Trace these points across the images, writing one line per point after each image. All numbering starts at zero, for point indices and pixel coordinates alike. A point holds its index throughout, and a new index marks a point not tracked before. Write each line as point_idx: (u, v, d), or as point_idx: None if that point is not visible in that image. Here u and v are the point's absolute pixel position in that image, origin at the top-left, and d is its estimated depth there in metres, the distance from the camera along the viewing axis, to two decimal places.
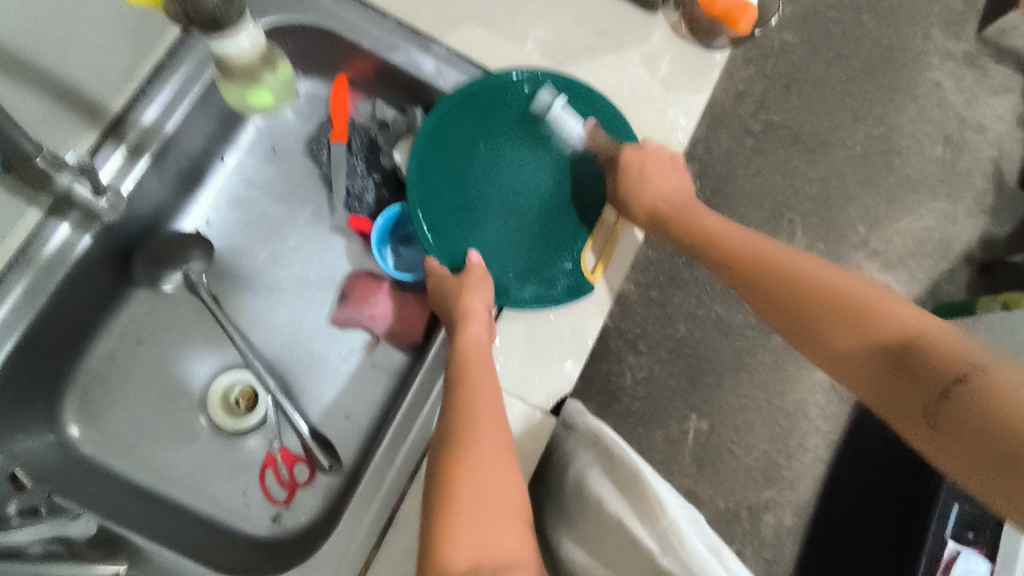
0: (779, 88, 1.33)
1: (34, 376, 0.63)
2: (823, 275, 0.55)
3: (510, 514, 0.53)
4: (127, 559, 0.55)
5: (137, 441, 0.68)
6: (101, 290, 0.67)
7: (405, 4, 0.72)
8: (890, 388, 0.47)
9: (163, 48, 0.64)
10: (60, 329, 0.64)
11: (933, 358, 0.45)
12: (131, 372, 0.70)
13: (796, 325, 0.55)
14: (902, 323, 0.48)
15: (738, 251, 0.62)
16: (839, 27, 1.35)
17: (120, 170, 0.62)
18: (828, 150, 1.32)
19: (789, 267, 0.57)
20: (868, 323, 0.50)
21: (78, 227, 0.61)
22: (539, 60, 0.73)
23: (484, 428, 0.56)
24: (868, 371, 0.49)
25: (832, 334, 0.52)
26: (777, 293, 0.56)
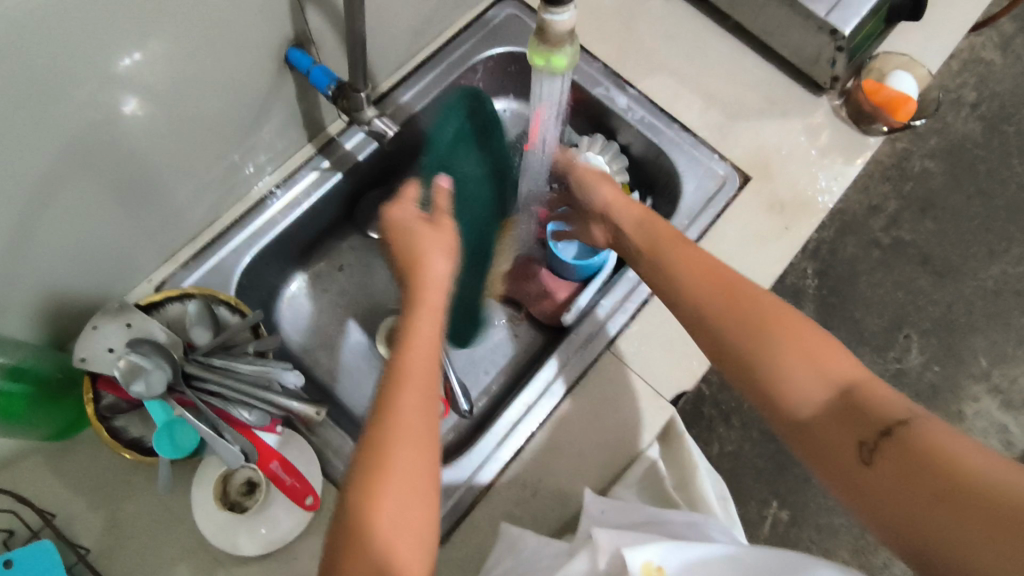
0: (912, 210, 1.21)
1: (270, 271, 0.80)
2: (777, 321, 0.54)
3: (421, 456, 0.48)
4: (325, 407, 0.67)
5: (322, 344, 0.83)
6: (331, 220, 0.84)
7: (613, 51, 0.89)
8: (828, 455, 0.49)
9: (428, 53, 0.85)
10: (297, 239, 0.81)
11: (876, 401, 0.49)
12: (328, 290, 0.85)
13: (752, 340, 0.54)
14: (834, 372, 0.51)
15: (700, 279, 0.59)
16: (985, 165, 1.26)
17: (362, 142, 0.80)
18: (957, 278, 1.21)
19: (760, 300, 0.56)
20: (818, 349, 0.52)
21: (334, 164, 0.79)
22: (713, 114, 0.87)
23: (409, 397, 0.49)
24: (820, 435, 0.50)
25: (804, 384, 0.51)
26: (726, 347, 0.55)
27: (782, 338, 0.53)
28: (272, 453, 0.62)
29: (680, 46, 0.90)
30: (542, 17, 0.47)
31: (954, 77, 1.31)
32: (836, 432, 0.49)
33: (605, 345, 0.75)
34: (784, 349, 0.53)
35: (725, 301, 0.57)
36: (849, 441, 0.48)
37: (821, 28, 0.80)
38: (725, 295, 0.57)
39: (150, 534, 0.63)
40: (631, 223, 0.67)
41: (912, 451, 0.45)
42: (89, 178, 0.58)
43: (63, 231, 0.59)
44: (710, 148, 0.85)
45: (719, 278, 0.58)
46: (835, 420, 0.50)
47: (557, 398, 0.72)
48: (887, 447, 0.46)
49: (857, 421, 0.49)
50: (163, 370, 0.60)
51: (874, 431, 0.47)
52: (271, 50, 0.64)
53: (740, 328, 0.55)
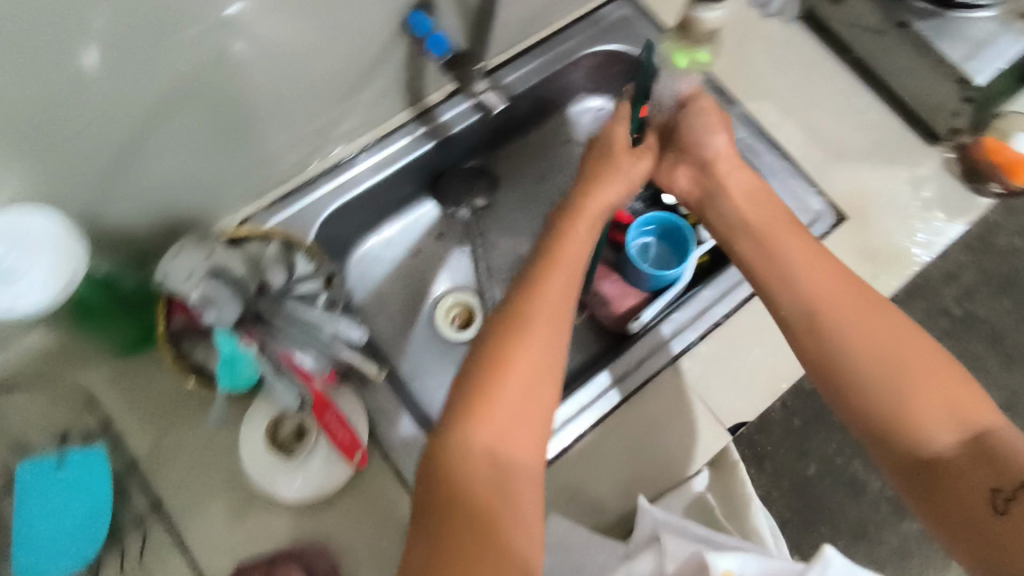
0: (992, 284, 1.14)
1: (344, 229, 0.80)
2: (909, 355, 0.51)
3: (545, 376, 0.51)
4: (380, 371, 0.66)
5: (380, 310, 0.83)
6: (412, 188, 0.84)
7: (722, 68, 0.87)
8: (939, 499, 0.47)
9: (537, 40, 0.84)
10: (377, 201, 0.81)
11: (1012, 453, 0.46)
12: (395, 257, 0.86)
13: (880, 373, 0.50)
14: (963, 415, 0.48)
15: (825, 301, 0.54)
16: None
17: (458, 118, 0.80)
18: None
19: (899, 331, 0.52)
20: (955, 389, 0.49)
21: (427, 134, 0.79)
22: (814, 147, 0.84)
23: (544, 309, 0.54)
24: (932, 478, 0.48)
25: (936, 426, 0.48)
26: (844, 374, 0.52)
27: (911, 373, 0.50)
28: (328, 403, 0.62)
29: (790, 73, 0.87)
30: (691, 12, 0.46)
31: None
32: (961, 475, 0.47)
33: (668, 361, 0.73)
34: (912, 385, 0.49)
35: (856, 323, 0.53)
36: (976, 489, 0.46)
37: (949, 76, 0.76)
38: (859, 321, 0.53)
39: (195, 461, 0.63)
40: (747, 199, 0.62)
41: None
42: (201, 105, 0.59)
43: (168, 152, 0.60)
44: (807, 181, 0.82)
45: (859, 302, 0.54)
46: (958, 464, 0.47)
47: (610, 406, 0.71)
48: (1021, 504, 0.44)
49: (990, 468, 0.46)
50: (235, 304, 0.62)
51: (1009, 482, 0.45)
52: (393, 11, 0.65)
53: (870, 358, 0.51)
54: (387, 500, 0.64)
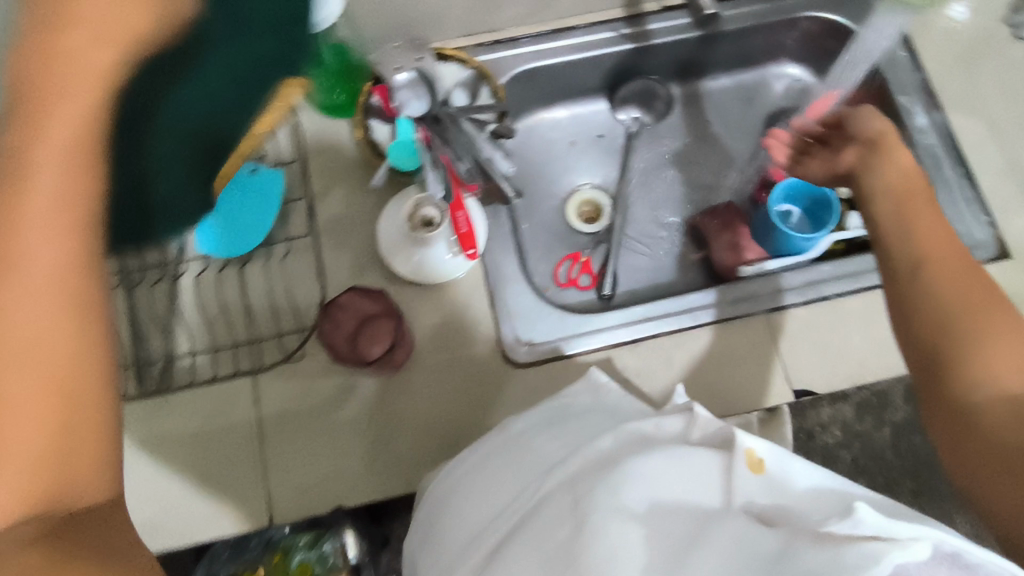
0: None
1: (526, 95, 0.89)
2: (999, 311, 0.49)
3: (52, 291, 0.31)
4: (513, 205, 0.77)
5: (527, 176, 0.92)
6: (596, 82, 0.91)
7: (942, 73, 0.84)
8: (977, 440, 0.45)
9: None
10: (562, 80, 0.89)
11: None
12: (556, 139, 0.94)
13: (963, 326, 0.49)
14: None
15: (932, 254, 0.54)
16: None
17: (664, 31, 0.86)
18: None
19: (996, 298, 0.50)
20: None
21: (631, 35, 0.85)
22: (1008, 179, 0.79)
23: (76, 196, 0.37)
24: (978, 419, 0.45)
25: (1005, 373, 0.45)
26: (925, 310, 0.51)
27: (995, 325, 0.48)
28: (462, 205, 0.71)
29: (1015, 101, 0.83)
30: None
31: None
32: (1006, 429, 0.44)
33: (762, 310, 0.76)
34: (994, 336, 0.47)
35: (948, 275, 0.52)
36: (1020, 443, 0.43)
37: None
38: (960, 274, 0.52)
39: (347, 215, 0.76)
40: (900, 173, 0.62)
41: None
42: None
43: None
44: (984, 209, 0.78)
45: (963, 262, 0.53)
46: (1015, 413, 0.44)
47: (694, 324, 0.75)
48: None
49: None
50: (422, 103, 0.75)
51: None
52: None
53: (957, 305, 0.50)
54: (476, 308, 0.74)
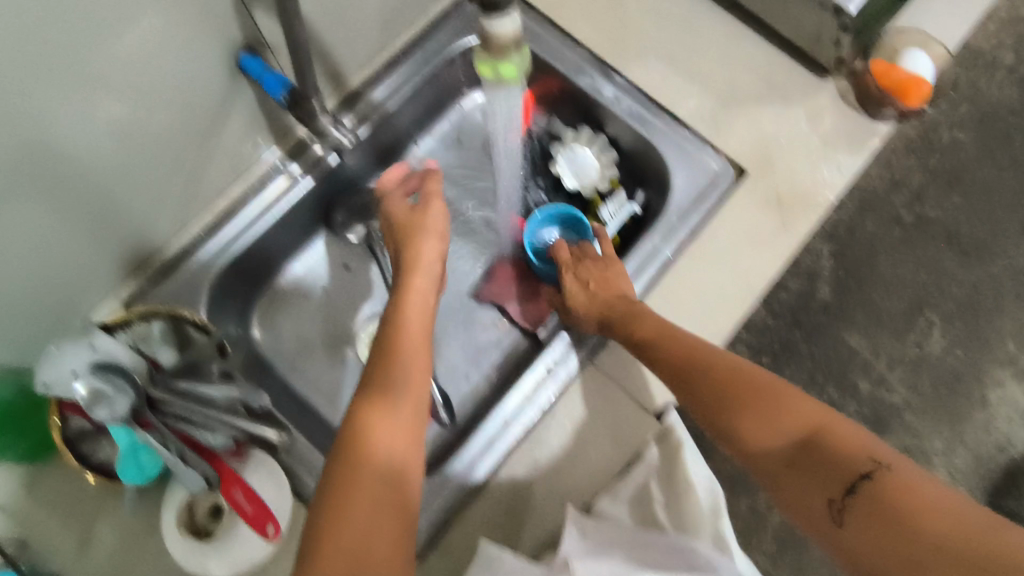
0: (941, 182, 1.04)
1: (242, 282, 0.78)
2: (736, 374, 0.58)
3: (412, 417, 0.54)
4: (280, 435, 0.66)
5: (300, 353, 0.81)
6: (306, 225, 0.81)
7: (599, 36, 0.83)
8: (799, 507, 0.52)
9: (399, 46, 0.80)
10: (269, 247, 0.78)
11: (837, 449, 0.51)
12: (306, 297, 0.83)
13: (708, 410, 0.58)
14: (793, 421, 0.53)
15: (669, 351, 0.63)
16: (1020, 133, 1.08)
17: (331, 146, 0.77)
18: (985, 255, 1.04)
19: (711, 358, 0.61)
20: (781, 408, 0.54)
21: (304, 170, 0.76)
22: (705, 100, 0.80)
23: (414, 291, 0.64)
24: (788, 488, 0.53)
25: (768, 442, 0.54)
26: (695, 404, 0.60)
27: (745, 394, 0.57)
28: (235, 477, 0.61)
29: (669, 25, 0.83)
30: (485, 26, 0.45)
31: (992, 33, 1.13)
32: (808, 490, 0.51)
33: (587, 357, 0.73)
34: (749, 404, 0.56)
35: (686, 366, 0.61)
36: (818, 500, 0.50)
37: (824, 6, 0.73)
38: (694, 362, 0.61)
39: (120, 558, 0.62)
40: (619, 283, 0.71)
41: (880, 501, 0.47)
42: (46, 198, 0.56)
43: (36, 244, 0.58)
44: (702, 140, 0.79)
45: (684, 345, 0.63)
46: (801, 469, 0.52)
47: (535, 412, 0.71)
48: (853, 505, 0.48)
49: (821, 475, 0.51)
50: (128, 395, 0.59)
51: (840, 489, 0.49)
52: (220, 52, 0.60)
53: (710, 387, 0.59)
54: None
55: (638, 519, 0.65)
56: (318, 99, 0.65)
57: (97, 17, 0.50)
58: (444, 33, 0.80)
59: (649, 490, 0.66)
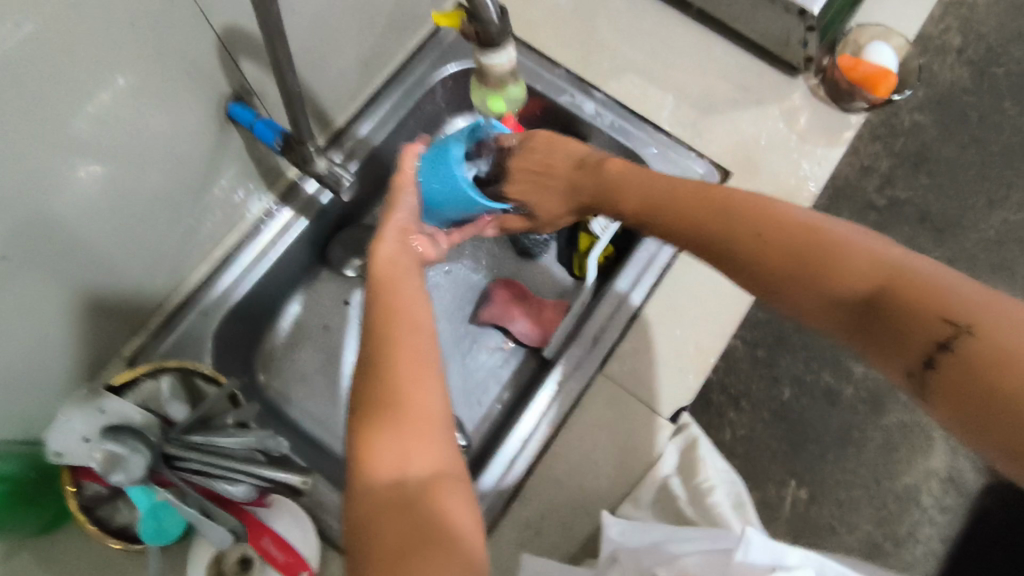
0: (907, 164, 1.09)
1: (242, 329, 0.77)
2: (798, 217, 0.51)
3: (427, 424, 0.45)
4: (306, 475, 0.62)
5: (307, 395, 0.80)
6: (303, 265, 0.81)
7: (574, 55, 0.85)
8: (886, 355, 0.44)
9: (380, 81, 0.81)
10: (267, 290, 0.78)
11: (922, 297, 0.42)
12: (309, 337, 0.83)
13: (717, 259, 0.55)
14: (869, 267, 0.45)
15: (687, 206, 0.58)
16: (977, 112, 1.13)
17: None
18: (958, 231, 1.10)
19: (726, 200, 0.55)
20: (850, 250, 0.47)
21: (298, 211, 0.77)
22: (682, 108, 0.83)
23: (383, 272, 0.54)
24: (880, 348, 0.44)
25: (851, 281, 0.46)
26: (721, 253, 0.55)
27: (797, 225, 0.50)
28: (263, 527, 0.61)
29: (639, 38, 0.86)
30: (479, 63, 0.45)
31: (939, 20, 1.19)
32: (888, 356, 0.44)
33: (597, 369, 0.73)
34: (777, 234, 0.51)
35: (680, 217, 0.58)
36: (896, 363, 0.44)
37: (788, 9, 0.76)
38: (705, 220, 0.55)
39: None
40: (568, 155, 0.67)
41: (973, 365, 0.39)
42: (50, 268, 0.56)
43: (44, 312, 0.57)
44: (685, 147, 0.81)
45: (707, 200, 0.56)
46: (880, 322, 0.44)
47: (552, 430, 0.71)
48: (946, 365, 0.40)
49: (897, 333, 0.43)
50: (142, 454, 0.58)
51: (920, 356, 0.42)
52: (210, 104, 0.61)
53: (717, 223, 0.55)
54: None
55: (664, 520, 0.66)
56: (312, 143, 0.63)
57: (88, 80, 0.50)
58: (424, 65, 0.81)
59: (670, 489, 0.67)
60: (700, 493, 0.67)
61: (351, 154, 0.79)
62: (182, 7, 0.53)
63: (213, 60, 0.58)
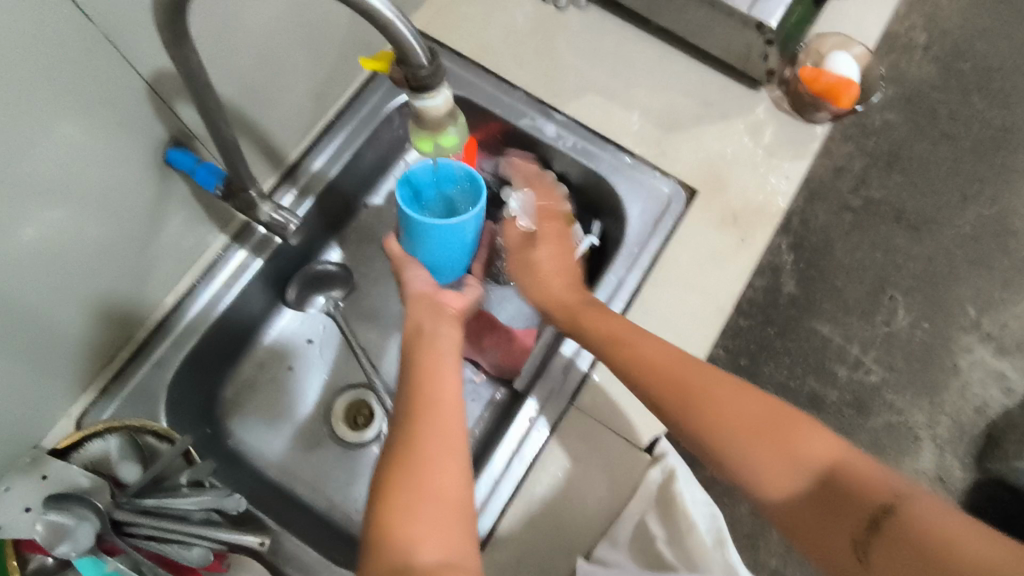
0: (880, 165, 1.09)
1: (201, 377, 0.74)
2: (725, 389, 0.58)
3: (454, 500, 0.49)
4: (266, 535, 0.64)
5: (274, 440, 0.78)
6: (263, 306, 0.79)
7: (533, 77, 0.83)
8: (822, 529, 0.50)
9: (334, 112, 0.79)
10: (226, 334, 0.75)
11: (855, 483, 0.50)
12: (274, 379, 0.80)
13: (670, 420, 0.59)
14: (820, 452, 0.52)
15: (658, 366, 0.60)
16: (946, 109, 1.13)
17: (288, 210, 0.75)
18: (934, 228, 1.08)
19: (694, 369, 0.59)
20: (785, 431, 0.54)
21: (253, 251, 0.74)
22: (646, 126, 0.81)
23: (429, 360, 0.58)
24: (826, 528, 0.49)
25: (775, 475, 0.53)
26: (672, 416, 0.59)
27: (737, 398, 0.57)
28: None
29: (600, 57, 0.84)
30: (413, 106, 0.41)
31: (904, 19, 1.19)
32: (832, 532, 0.49)
33: (568, 401, 0.71)
34: (728, 411, 0.56)
35: (636, 363, 0.61)
36: (841, 538, 0.48)
37: (745, 24, 0.74)
38: (661, 373, 0.60)
39: None
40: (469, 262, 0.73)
41: (907, 539, 0.44)
42: None
43: None
44: (649, 166, 0.80)
45: (674, 366, 0.60)
46: (824, 503, 0.50)
47: (523, 468, 0.68)
48: (880, 539, 0.45)
49: (844, 514, 0.49)
50: (90, 522, 0.54)
51: (863, 523, 0.47)
52: (147, 152, 0.58)
53: (671, 381, 0.59)
54: None
55: (642, 561, 0.64)
56: (255, 187, 0.61)
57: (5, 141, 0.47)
58: (379, 93, 0.79)
59: (648, 527, 0.65)
60: (678, 532, 0.65)
61: (306, 190, 0.76)
62: (104, 58, 0.50)
63: (145, 108, 0.56)
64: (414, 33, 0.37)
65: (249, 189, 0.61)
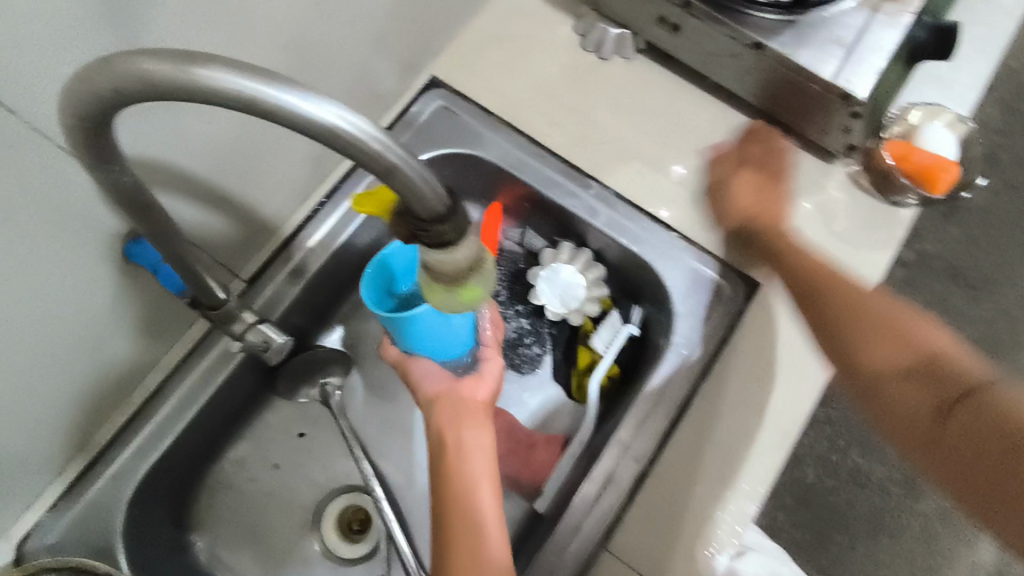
0: (936, 218, 1.12)
1: (169, 485, 0.63)
2: (869, 294, 0.54)
3: None
4: None
5: (253, 555, 0.67)
6: (247, 397, 0.68)
7: (568, 138, 0.72)
8: (903, 391, 0.48)
9: (337, 175, 0.68)
10: (201, 435, 0.65)
11: (957, 364, 0.47)
12: (257, 480, 0.69)
13: (802, 290, 0.57)
14: (928, 341, 0.49)
15: (812, 270, 0.58)
16: (1009, 153, 1.15)
17: (278, 293, 0.64)
18: (996, 289, 1.10)
19: (834, 278, 0.56)
20: (904, 322, 0.50)
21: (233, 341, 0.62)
22: (698, 202, 0.70)
23: (459, 496, 0.55)
24: (910, 407, 0.47)
25: (876, 348, 0.50)
26: (799, 281, 0.58)
27: (856, 293, 0.54)
28: None
29: (646, 117, 0.73)
30: (429, 262, 0.35)
31: None
32: (913, 399, 0.47)
33: (599, 542, 0.60)
34: (860, 298, 0.53)
35: (811, 274, 0.57)
36: (926, 405, 0.46)
37: (825, 92, 0.62)
38: (796, 274, 0.58)
39: None
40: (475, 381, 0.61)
41: (993, 411, 0.42)
42: None
43: None
44: (702, 252, 0.68)
45: (825, 261, 0.59)
46: (925, 373, 0.47)
47: None
48: (961, 411, 0.44)
49: (936, 385, 0.46)
50: None
51: (952, 394, 0.45)
52: (97, 246, 0.48)
53: (812, 281, 0.57)
54: None
55: None
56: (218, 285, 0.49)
57: None
58: None
59: None
60: None
61: (301, 268, 0.65)
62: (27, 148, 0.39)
63: (91, 198, 0.45)
64: (431, 179, 0.30)
65: (216, 294, 0.50)
